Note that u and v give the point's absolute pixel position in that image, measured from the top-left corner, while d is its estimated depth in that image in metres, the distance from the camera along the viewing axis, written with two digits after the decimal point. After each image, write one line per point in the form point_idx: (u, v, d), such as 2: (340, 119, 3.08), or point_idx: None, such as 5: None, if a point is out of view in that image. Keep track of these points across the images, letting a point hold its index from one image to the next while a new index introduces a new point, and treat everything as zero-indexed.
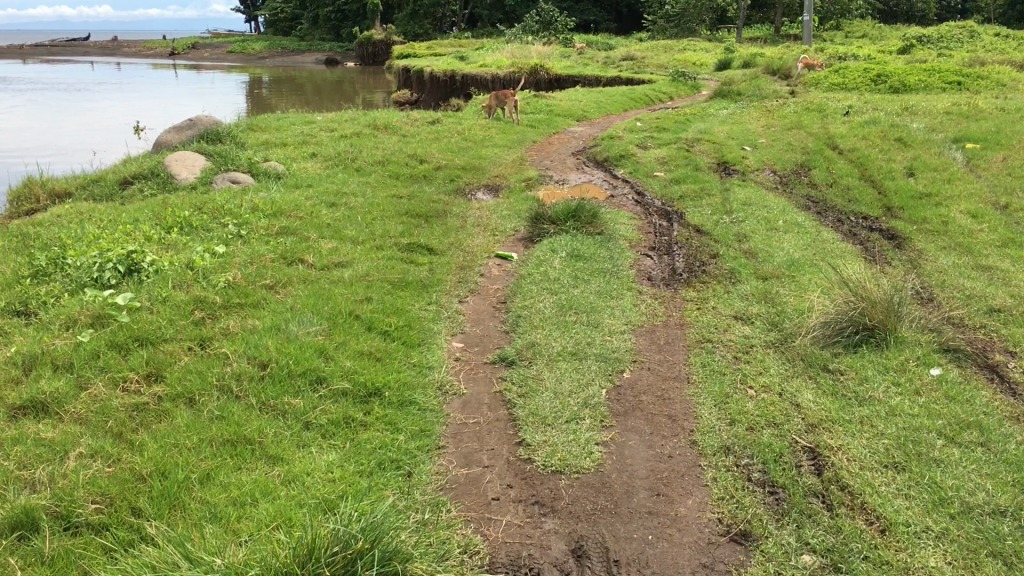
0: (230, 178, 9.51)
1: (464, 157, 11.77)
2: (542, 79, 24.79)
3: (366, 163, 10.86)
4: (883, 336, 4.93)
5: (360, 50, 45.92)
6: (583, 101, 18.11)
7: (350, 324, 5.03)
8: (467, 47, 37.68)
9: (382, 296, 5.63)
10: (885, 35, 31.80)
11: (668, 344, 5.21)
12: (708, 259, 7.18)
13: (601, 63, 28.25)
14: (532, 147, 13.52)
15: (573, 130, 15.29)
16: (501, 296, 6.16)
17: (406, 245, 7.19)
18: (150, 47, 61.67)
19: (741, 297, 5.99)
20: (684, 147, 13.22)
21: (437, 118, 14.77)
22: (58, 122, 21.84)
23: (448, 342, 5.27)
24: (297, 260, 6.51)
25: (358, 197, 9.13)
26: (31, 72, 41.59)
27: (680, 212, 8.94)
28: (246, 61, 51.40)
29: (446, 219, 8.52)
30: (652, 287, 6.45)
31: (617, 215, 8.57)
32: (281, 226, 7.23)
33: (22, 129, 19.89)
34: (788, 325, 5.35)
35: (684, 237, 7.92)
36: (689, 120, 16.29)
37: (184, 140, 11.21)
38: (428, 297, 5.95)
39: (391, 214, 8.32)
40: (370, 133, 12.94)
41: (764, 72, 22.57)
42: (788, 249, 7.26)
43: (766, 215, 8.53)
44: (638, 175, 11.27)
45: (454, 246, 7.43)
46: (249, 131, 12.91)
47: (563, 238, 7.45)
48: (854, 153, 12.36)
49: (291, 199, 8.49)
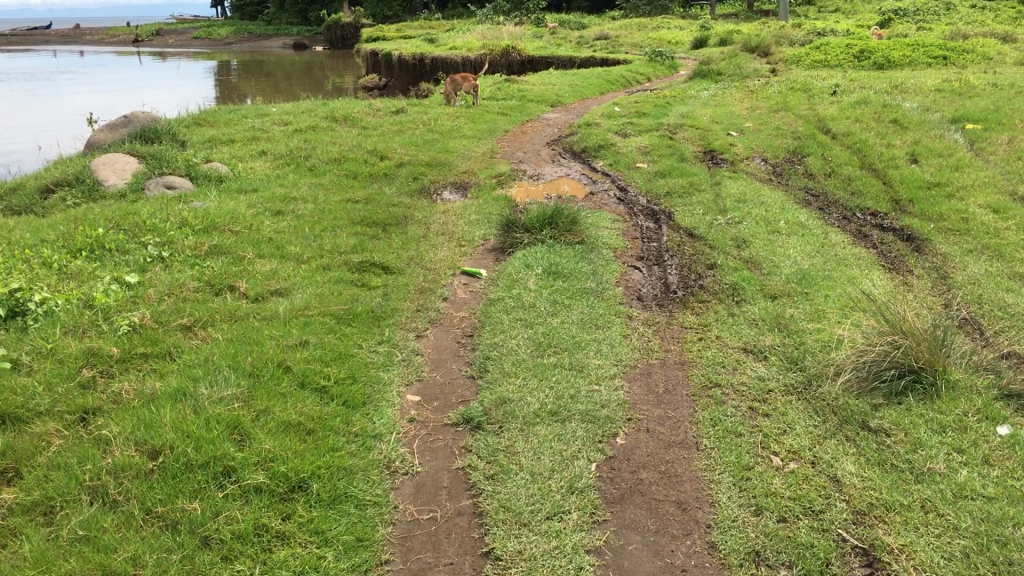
0: (164, 183, 8.49)
1: (429, 151, 10.81)
2: (514, 60, 23.81)
3: (320, 161, 9.87)
4: (932, 378, 4.01)
5: (327, 34, 44.61)
6: (557, 84, 17.16)
7: (278, 381, 4.06)
8: (436, 28, 36.51)
9: (323, 337, 4.67)
10: (858, 8, 30.92)
11: (668, 392, 4.29)
12: (705, 272, 6.28)
13: (574, 43, 27.25)
14: (503, 138, 12.54)
15: (547, 116, 14.35)
16: (468, 328, 5.21)
17: (358, 263, 6.22)
18: (110, 34, 59.90)
19: (750, 324, 5.08)
20: (667, 134, 12.28)
21: (401, 107, 13.78)
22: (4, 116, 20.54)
23: (401, 396, 4.32)
24: (226, 290, 5.52)
25: (308, 202, 8.15)
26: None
27: (668, 211, 8.03)
28: (209, 46, 49.85)
29: (406, 226, 7.55)
30: (644, 310, 5.53)
31: (599, 218, 7.64)
32: (211, 244, 6.24)
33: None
34: (811, 365, 4.43)
35: (675, 243, 7.01)
36: (670, 103, 15.34)
37: (116, 139, 10.14)
38: (380, 332, 4.99)
39: (344, 224, 7.34)
40: (327, 126, 11.91)
41: (743, 49, 21.67)
42: (795, 258, 6.35)
43: (765, 214, 7.63)
44: (619, 167, 10.35)
45: (415, 262, 6.48)
46: (193, 127, 11.85)
47: (539, 250, 6.51)
48: (849, 137, 11.48)
49: (229, 208, 7.48)
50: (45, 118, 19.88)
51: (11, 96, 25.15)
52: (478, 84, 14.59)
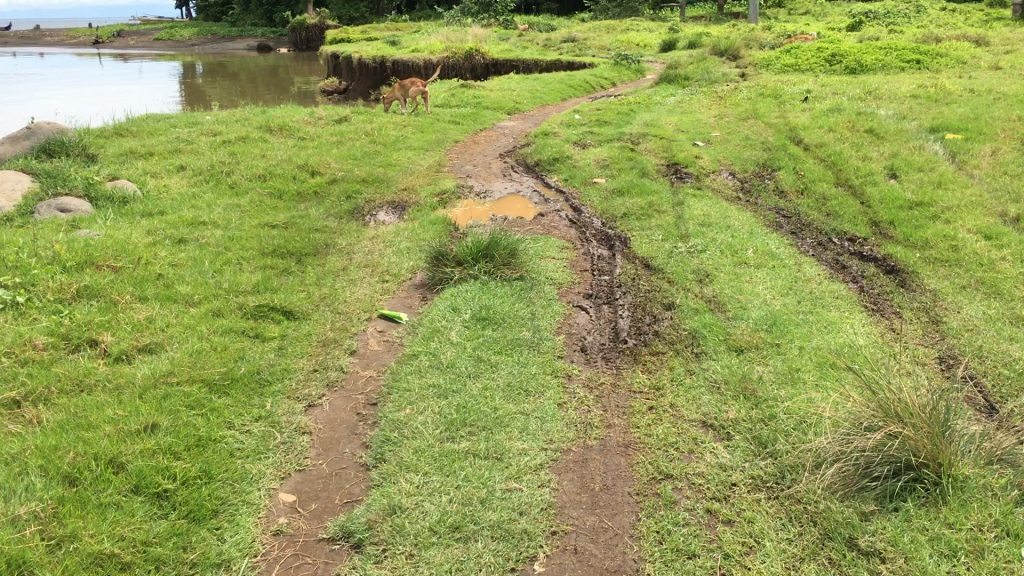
0: (58, 206, 7.52)
1: (369, 165, 9.91)
2: (478, 64, 22.87)
3: (244, 177, 8.95)
4: (937, 475, 3.17)
5: (293, 35, 43.52)
6: (516, 90, 16.31)
7: (103, 488, 3.16)
8: (402, 30, 35.55)
9: (182, 414, 3.76)
10: (827, 11, 30.34)
11: (607, 490, 3.42)
12: (661, 314, 5.44)
13: (541, 45, 26.43)
14: (453, 149, 11.66)
15: (503, 125, 13.49)
16: (373, 393, 4.30)
17: (255, 304, 5.30)
18: (71, 35, 58.30)
19: (711, 390, 4.24)
20: (628, 145, 11.48)
21: (346, 115, 12.85)
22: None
23: (270, 496, 3.41)
24: (84, 347, 4.59)
25: (218, 227, 7.22)
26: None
27: (623, 236, 7.20)
28: (171, 48, 48.57)
29: (326, 256, 6.65)
30: (586, 367, 4.67)
31: (545, 245, 6.77)
32: (82, 286, 5.29)
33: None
34: (784, 453, 3.60)
35: (629, 277, 6.16)
36: (634, 111, 14.51)
37: (18, 153, 9.15)
38: (263, 403, 4.08)
39: (252, 254, 6.43)
40: (259, 136, 10.97)
41: (712, 52, 20.94)
42: (764, 297, 5.52)
43: (730, 241, 6.80)
44: (574, 183, 9.51)
45: (327, 304, 5.58)
46: (114, 139, 10.86)
47: (470, 288, 5.63)
48: (822, 148, 10.71)
49: (120, 238, 6.53)
50: None
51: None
52: (427, 91, 13.64)
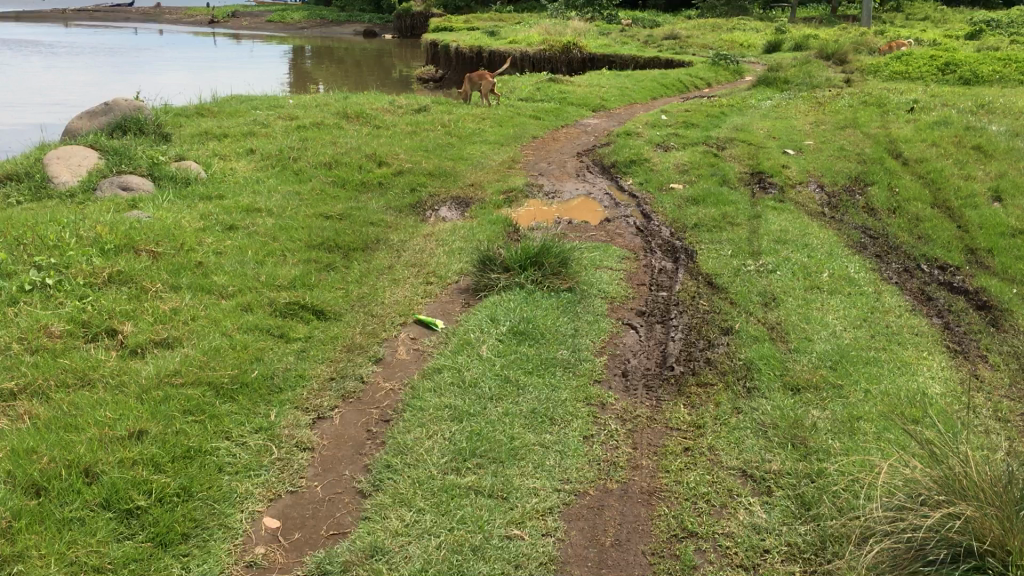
0: (119, 184, 7.48)
1: (439, 158, 9.66)
2: (575, 58, 22.31)
3: (310, 164, 8.79)
4: (1003, 566, 2.61)
5: (397, 22, 43.83)
6: (606, 87, 15.88)
7: (69, 502, 2.95)
8: (504, 21, 35.37)
9: (175, 421, 3.53)
10: (947, 17, 28.84)
11: (619, 546, 3.05)
12: (717, 339, 5.00)
13: (641, 42, 25.85)
14: (530, 145, 11.33)
15: (586, 122, 13.10)
16: (389, 407, 4.01)
17: (285, 301, 5.06)
18: (187, 13, 60.08)
19: (756, 433, 3.81)
20: (713, 150, 10.95)
21: (426, 105, 12.65)
22: (48, 87, 19.98)
23: (253, 519, 3.15)
24: (101, 336, 4.42)
25: (272, 214, 7.05)
26: (63, 36, 39.94)
27: (690, 249, 6.75)
28: (280, 30, 49.55)
29: (374, 252, 6.40)
30: (623, 395, 4.29)
31: (604, 255, 6.39)
32: (115, 269, 5.14)
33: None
34: (829, 518, 3.16)
35: (689, 295, 5.72)
36: (725, 114, 13.93)
37: (94, 129, 9.20)
38: (269, 413, 3.83)
39: (298, 246, 6.21)
40: (334, 122, 10.83)
41: (818, 56, 20.06)
42: (833, 328, 5.03)
43: (805, 261, 6.29)
44: (649, 187, 9.07)
45: (363, 304, 5.31)
46: (192, 119, 10.89)
47: (514, 298, 5.29)
48: (922, 164, 9.99)
49: (169, 220, 6.40)
50: (85, 91, 19.19)
51: (65, 68, 24.65)
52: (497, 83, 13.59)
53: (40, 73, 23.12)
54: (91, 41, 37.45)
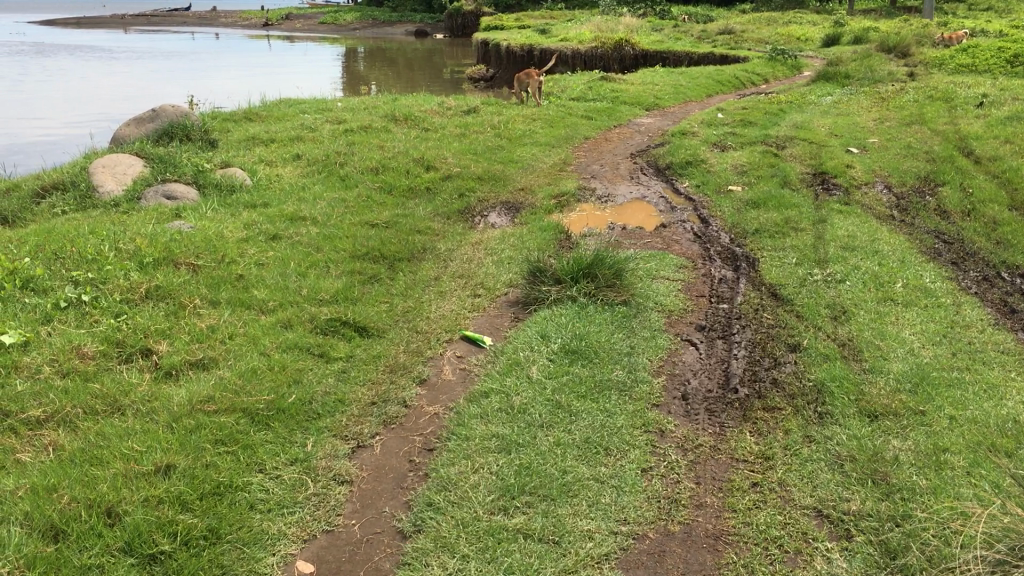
0: (164, 193, 7.37)
1: (489, 161, 9.42)
2: (627, 55, 21.83)
3: (356, 169, 8.61)
4: None
5: (449, 21, 43.78)
6: (659, 85, 15.50)
7: (88, 547, 2.74)
8: (555, 19, 35.06)
9: (206, 453, 3.32)
10: (1013, 6, 27.82)
11: None
12: (783, 357, 4.66)
13: (695, 37, 25.36)
14: (582, 146, 11.02)
15: (639, 122, 12.75)
16: (433, 435, 3.76)
17: (326, 317, 4.85)
18: (242, 17, 60.80)
19: (832, 467, 3.49)
20: (772, 149, 10.54)
21: (475, 106, 12.42)
22: (104, 91, 20.19)
23: (285, 564, 2.92)
24: (135, 356, 4.24)
25: (316, 223, 6.86)
26: (123, 41, 40.56)
27: (751, 257, 6.40)
28: (332, 31, 49.84)
29: (420, 262, 6.17)
30: (684, 421, 3.99)
31: (660, 264, 6.07)
32: (153, 284, 4.98)
33: (56, 101, 18.19)
34: (918, 569, 2.83)
35: (751, 308, 5.39)
36: (784, 111, 13.47)
37: (142, 135, 9.15)
38: (305, 443, 3.60)
39: (341, 256, 6.01)
40: (382, 125, 10.66)
41: (880, 49, 19.42)
42: (912, 346, 4.66)
43: (876, 270, 5.90)
44: (705, 190, 8.72)
45: (408, 320, 5.07)
46: (240, 124, 10.80)
47: (566, 313, 5.00)
48: (996, 162, 9.47)
49: (211, 230, 6.24)
50: (140, 96, 19.33)
51: (122, 72, 24.96)
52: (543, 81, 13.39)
53: (97, 77, 23.42)
54: (148, 45, 37.99)
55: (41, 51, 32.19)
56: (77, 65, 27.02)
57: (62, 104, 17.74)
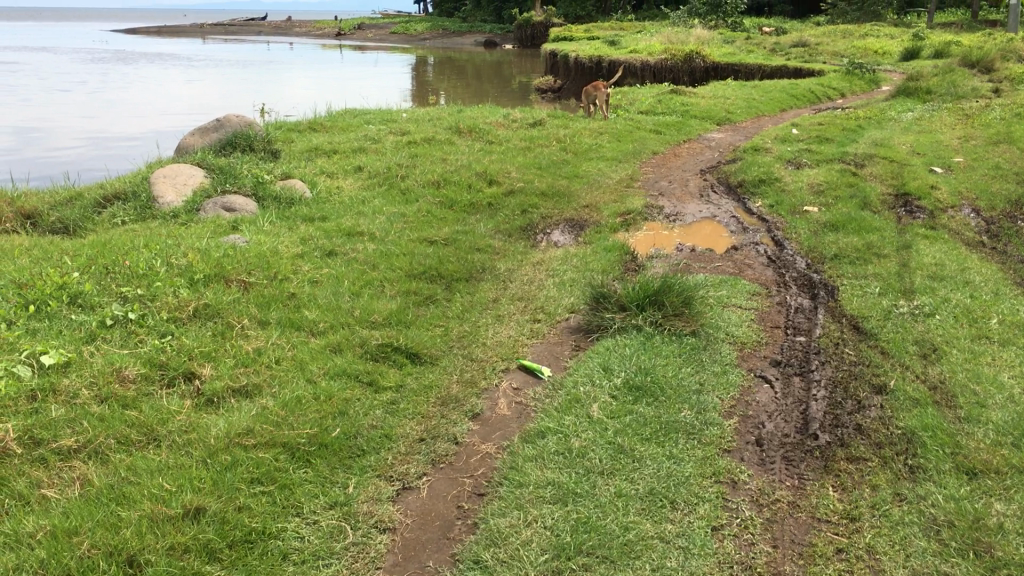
0: (223, 205, 7.26)
1: (553, 176, 9.15)
2: (697, 67, 21.41)
3: (417, 182, 8.42)
4: None
5: (518, 31, 43.73)
6: (732, 99, 15.07)
7: None
8: (625, 30, 34.71)
9: (240, 495, 3.11)
10: None
11: None
12: (868, 400, 4.28)
13: (768, 49, 24.78)
14: (650, 161, 10.69)
15: (710, 136, 12.35)
16: (484, 478, 3.49)
17: (377, 342, 4.61)
18: (315, 26, 61.66)
19: (927, 535, 3.12)
20: (851, 168, 10.06)
21: (542, 118, 12.17)
22: (177, 97, 20.47)
23: None
24: (178, 380, 4.06)
25: (374, 239, 6.67)
26: (198, 48, 41.35)
27: (831, 285, 6.00)
28: (403, 40, 50.20)
29: (479, 283, 5.92)
30: (758, 470, 3.65)
31: (732, 291, 5.73)
32: (202, 302, 4.81)
33: (130, 107, 18.46)
34: None
35: (831, 342, 5.01)
36: (863, 128, 12.94)
37: (205, 144, 9.09)
38: (347, 483, 3.36)
39: (397, 275, 5.79)
40: (446, 137, 10.47)
41: (964, 63, 18.66)
42: (1012, 391, 4.23)
43: (969, 303, 5.46)
44: (780, 210, 8.32)
45: (463, 346, 4.82)
46: (304, 134, 10.72)
47: (631, 343, 4.69)
48: None
49: (266, 245, 6.08)
50: (211, 102, 19.51)
51: (196, 79, 25.35)
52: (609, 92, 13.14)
53: (171, 84, 23.80)
54: (224, 53, 38.66)
55: (120, 58, 32.94)
56: (154, 71, 27.54)
57: (136, 109, 17.96)
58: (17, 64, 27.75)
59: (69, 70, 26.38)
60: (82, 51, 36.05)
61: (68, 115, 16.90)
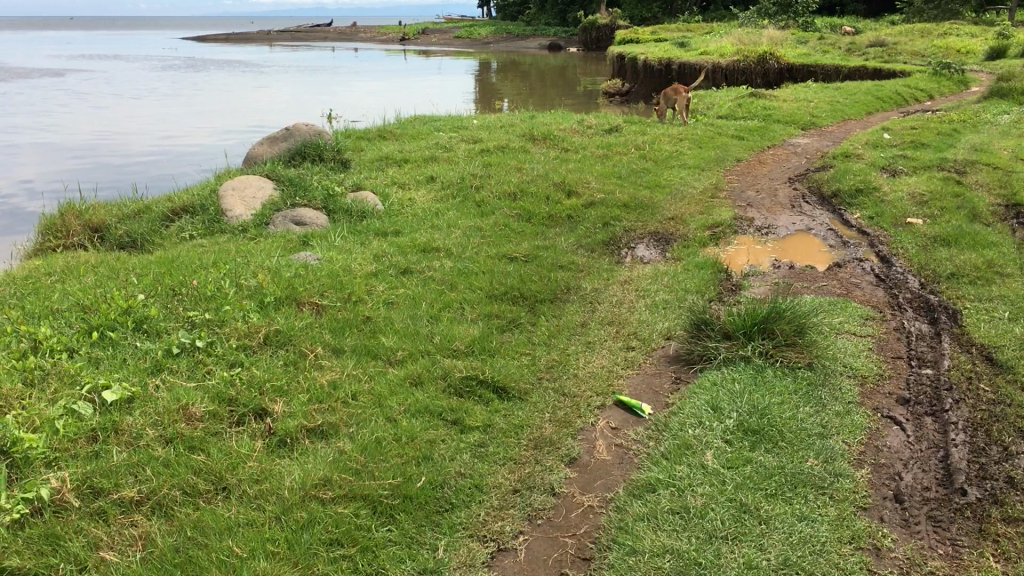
0: (293, 219, 6.98)
1: (635, 186, 8.71)
2: (771, 69, 20.73)
3: (493, 193, 8.05)
4: None
5: (584, 35, 43.27)
6: (815, 102, 14.43)
7: None
8: (693, 32, 34.01)
9: (319, 562, 2.76)
10: None
11: None
12: (1018, 446, 3.75)
13: (844, 49, 23.93)
14: (734, 168, 10.17)
15: (795, 142, 11.76)
16: (588, 539, 3.08)
17: (461, 375, 4.23)
18: (381, 32, 62.00)
19: None
20: (953, 175, 9.41)
21: (618, 124, 11.72)
22: (246, 104, 20.47)
23: None
24: (249, 417, 3.74)
25: (451, 255, 6.31)
26: (266, 55, 41.75)
27: (952, 308, 5.45)
28: (468, 45, 50.09)
29: (565, 304, 5.51)
30: (902, 534, 3.18)
31: (843, 315, 5.22)
32: (273, 329, 4.50)
33: (199, 113, 18.46)
34: None
35: (964, 375, 4.48)
36: (958, 132, 12.20)
37: (275, 154, 8.85)
38: (434, 545, 2.99)
39: (478, 296, 5.41)
40: (520, 145, 10.08)
41: None
42: None
43: None
44: (881, 223, 7.75)
45: (552, 377, 4.41)
46: (374, 143, 10.43)
47: (740, 377, 4.24)
48: None
49: (340, 263, 5.76)
50: (280, 108, 19.46)
51: (265, 86, 25.44)
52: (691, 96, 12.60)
53: (241, 90, 23.89)
54: (291, 59, 38.92)
55: (191, 65, 33.35)
56: (223, 78, 27.73)
57: (205, 116, 17.95)
58: (92, 72, 28.22)
59: (141, 78, 26.69)
60: (154, 59, 36.61)
61: (138, 122, 16.93)
